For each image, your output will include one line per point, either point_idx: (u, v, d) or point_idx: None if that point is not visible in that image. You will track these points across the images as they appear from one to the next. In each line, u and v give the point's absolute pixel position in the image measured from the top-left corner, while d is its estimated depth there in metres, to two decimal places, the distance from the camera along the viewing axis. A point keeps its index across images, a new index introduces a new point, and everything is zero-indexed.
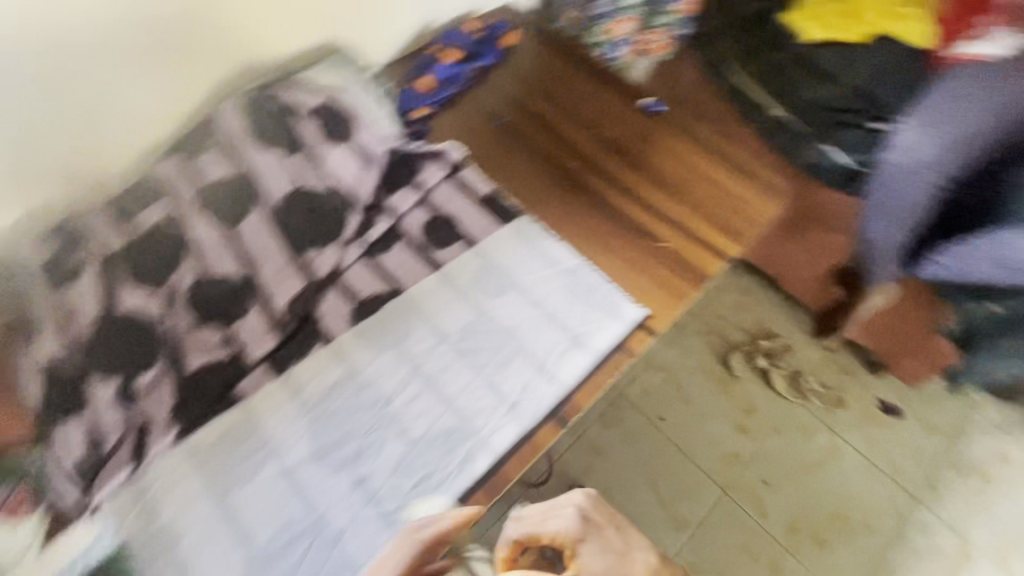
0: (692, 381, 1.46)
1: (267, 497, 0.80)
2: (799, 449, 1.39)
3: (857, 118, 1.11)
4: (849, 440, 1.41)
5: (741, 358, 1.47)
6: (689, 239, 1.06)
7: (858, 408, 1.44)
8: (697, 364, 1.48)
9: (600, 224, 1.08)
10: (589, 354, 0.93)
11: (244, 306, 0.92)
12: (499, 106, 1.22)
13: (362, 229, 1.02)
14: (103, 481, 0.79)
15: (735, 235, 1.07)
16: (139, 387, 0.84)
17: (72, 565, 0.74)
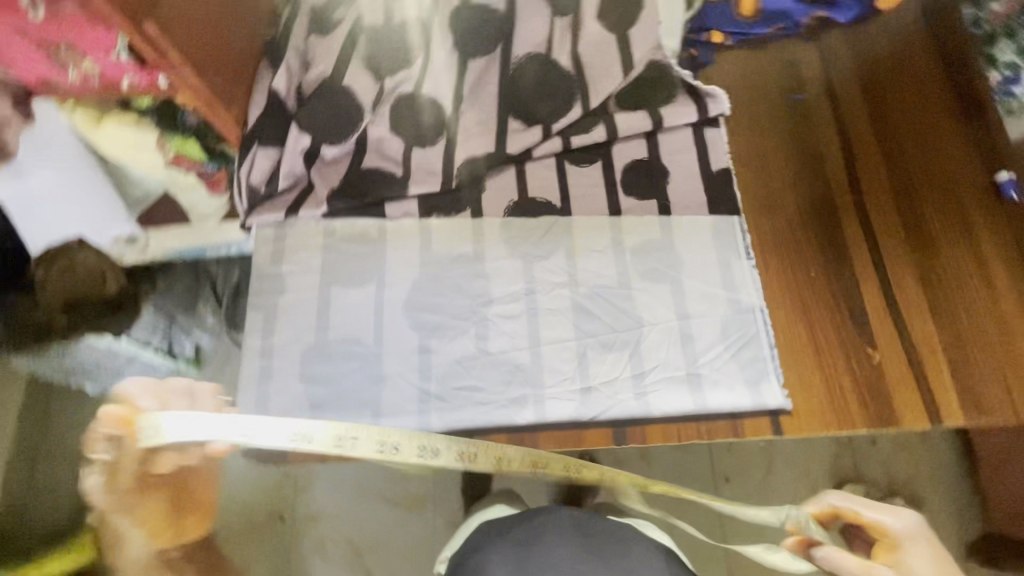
0: (786, 480, 1.20)
1: (355, 309, 0.86)
2: None
3: None
4: None
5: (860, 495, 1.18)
6: (907, 370, 0.80)
7: None
8: (805, 467, 1.21)
9: (817, 282, 0.85)
10: (692, 401, 0.80)
11: (432, 139, 0.93)
12: (806, 76, 0.96)
13: (574, 130, 0.93)
14: (263, 209, 0.91)
15: (972, 406, 0.78)
16: (322, 156, 0.91)
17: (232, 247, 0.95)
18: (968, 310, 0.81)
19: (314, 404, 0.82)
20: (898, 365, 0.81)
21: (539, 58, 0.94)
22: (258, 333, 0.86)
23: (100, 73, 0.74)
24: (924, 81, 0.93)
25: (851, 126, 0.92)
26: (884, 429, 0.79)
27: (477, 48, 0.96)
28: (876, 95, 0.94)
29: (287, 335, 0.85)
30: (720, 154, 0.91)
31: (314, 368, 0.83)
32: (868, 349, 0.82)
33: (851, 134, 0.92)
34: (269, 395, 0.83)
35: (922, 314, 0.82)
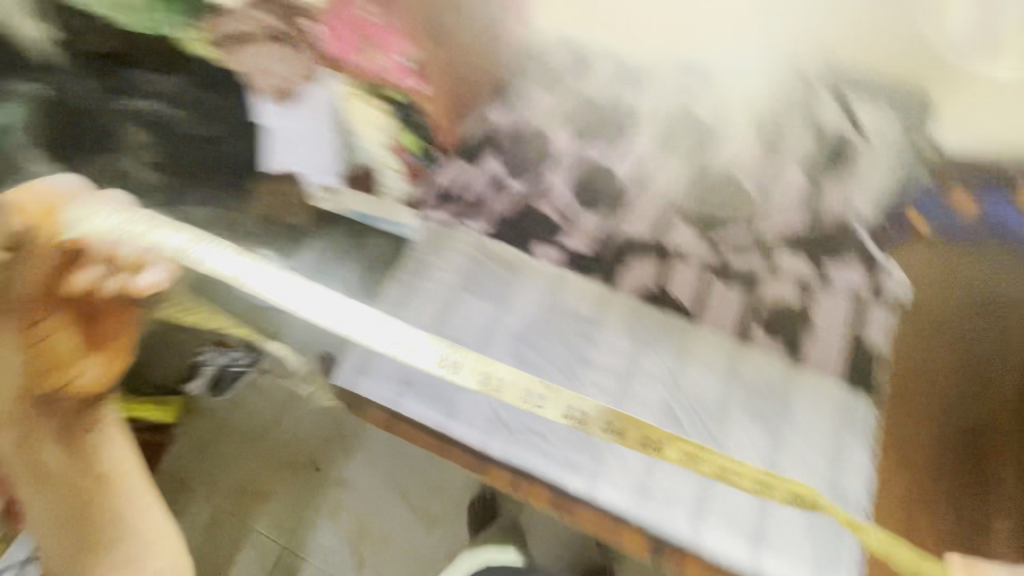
0: None
1: (474, 322, 0.97)
2: None
3: None
4: None
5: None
6: None
7: None
8: None
9: (940, 492, 0.89)
10: (748, 556, 0.84)
11: (595, 207, 0.97)
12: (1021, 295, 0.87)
13: (733, 252, 0.94)
14: (438, 209, 1.06)
15: None
16: (500, 185, 1.01)
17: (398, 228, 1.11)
18: None
19: (405, 380, 0.94)
20: None
21: None
22: (388, 303, 1.00)
23: (378, 71, 0.89)
24: None
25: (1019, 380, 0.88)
26: None
27: None
28: None
29: (411, 315, 0.99)
30: (878, 332, 0.94)
31: None
32: None
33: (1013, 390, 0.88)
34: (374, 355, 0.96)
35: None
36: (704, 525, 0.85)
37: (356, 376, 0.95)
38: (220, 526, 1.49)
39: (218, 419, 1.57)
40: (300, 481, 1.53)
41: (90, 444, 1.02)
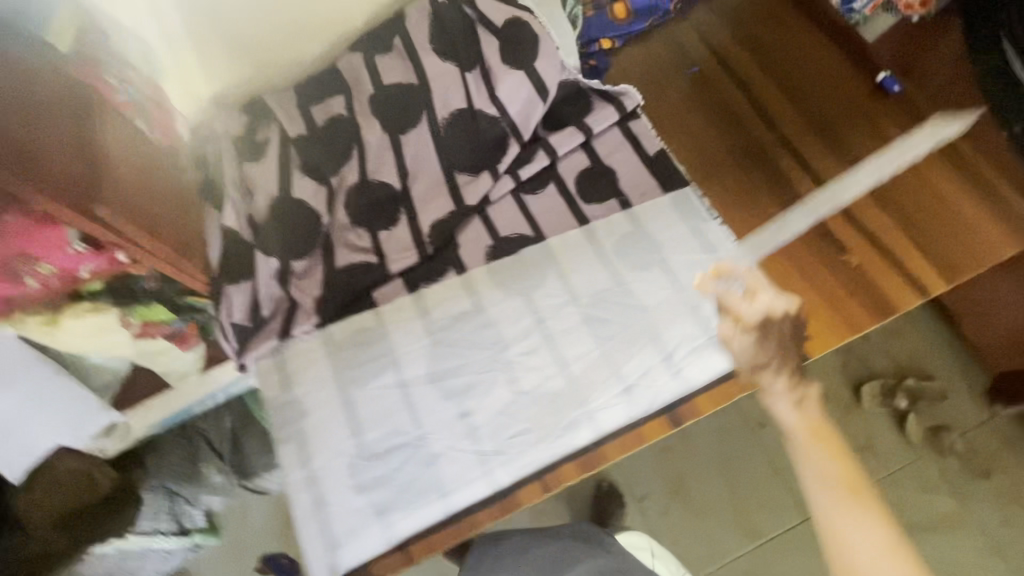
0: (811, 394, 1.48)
1: (384, 403, 0.85)
2: (891, 453, 1.45)
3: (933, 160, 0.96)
4: (967, 499, 1.40)
5: (878, 389, 1.48)
6: (872, 246, 0.91)
7: (997, 477, 1.42)
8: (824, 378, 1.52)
9: (766, 201, 0.96)
10: (724, 360, 0.84)
11: (395, 216, 0.96)
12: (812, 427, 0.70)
13: (522, 160, 1.00)
14: (256, 343, 0.89)
15: (931, 258, 0.89)
16: (296, 269, 0.92)
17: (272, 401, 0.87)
18: (907, 194, 0.94)
19: (380, 509, 0.79)
20: (873, 255, 0.90)
21: (465, 113, 0.98)
22: (298, 466, 0.82)
23: (56, 273, 0.71)
24: (787, 23, 1.10)
25: (748, 83, 1.05)
26: (891, 320, 0.87)
27: (404, 123, 0.97)
28: (755, 49, 1.08)
29: (326, 454, 0.83)
30: (650, 139, 1.01)
31: (364, 475, 0.81)
32: (846, 256, 0.90)
33: (749, 90, 1.05)
34: (330, 518, 0.79)
35: (871, 214, 0.93)
36: (683, 369, 0.84)
37: (334, 554, 0.77)
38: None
39: None
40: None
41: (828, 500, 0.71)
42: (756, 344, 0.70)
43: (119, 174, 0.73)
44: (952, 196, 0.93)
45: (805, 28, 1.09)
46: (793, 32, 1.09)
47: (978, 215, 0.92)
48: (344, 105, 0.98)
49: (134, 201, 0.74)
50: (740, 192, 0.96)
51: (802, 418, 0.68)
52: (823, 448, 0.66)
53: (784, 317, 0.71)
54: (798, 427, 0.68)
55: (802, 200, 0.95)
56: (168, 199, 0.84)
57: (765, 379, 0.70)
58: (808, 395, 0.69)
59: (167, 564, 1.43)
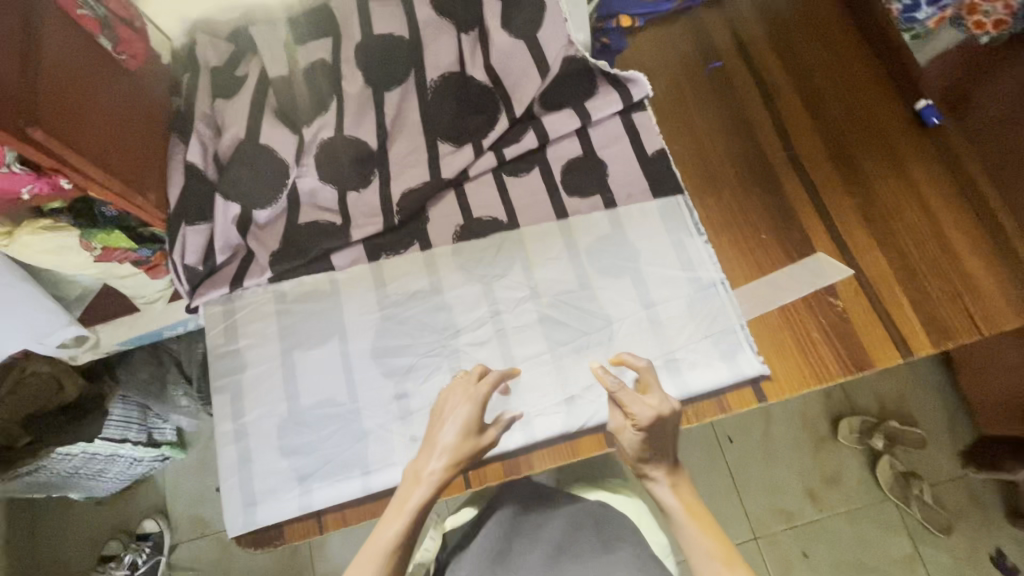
0: (784, 416, 1.47)
1: (324, 370, 0.84)
2: (857, 489, 1.42)
3: (955, 207, 0.88)
4: (926, 552, 1.36)
5: (858, 425, 1.43)
6: (862, 292, 0.84)
7: (965, 539, 1.36)
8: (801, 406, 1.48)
9: (759, 222, 0.89)
10: (675, 387, 0.80)
11: (367, 179, 0.92)
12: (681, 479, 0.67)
13: (509, 137, 0.93)
14: (207, 288, 0.87)
15: (924, 314, 0.83)
16: (256, 219, 0.89)
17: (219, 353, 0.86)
18: (915, 242, 0.86)
19: (301, 475, 0.79)
20: (860, 302, 0.84)
21: (456, 78, 0.92)
22: (229, 418, 0.82)
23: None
24: (832, 29, 0.99)
25: (771, 92, 0.97)
26: (863, 374, 0.81)
27: (390, 79, 0.91)
28: (789, 56, 0.99)
29: (258, 411, 0.82)
30: (651, 136, 0.94)
31: (291, 439, 0.81)
32: (832, 298, 0.84)
33: (771, 100, 0.96)
34: (252, 477, 0.79)
35: (870, 257, 0.86)
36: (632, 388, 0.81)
37: (249, 511, 0.78)
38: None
39: None
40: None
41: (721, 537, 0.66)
42: (643, 442, 0.65)
43: (65, 96, 0.69)
44: (966, 250, 0.85)
45: (850, 39, 0.99)
46: (836, 41, 0.99)
47: (989, 275, 0.84)
48: (331, 50, 0.92)
49: (83, 129, 0.71)
50: (734, 210, 0.90)
51: (677, 498, 0.66)
52: (700, 528, 0.64)
53: (672, 413, 0.65)
54: (676, 508, 0.66)
55: (800, 228, 0.88)
56: (127, 127, 0.80)
57: (645, 466, 0.68)
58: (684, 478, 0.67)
59: (127, 474, 1.53)
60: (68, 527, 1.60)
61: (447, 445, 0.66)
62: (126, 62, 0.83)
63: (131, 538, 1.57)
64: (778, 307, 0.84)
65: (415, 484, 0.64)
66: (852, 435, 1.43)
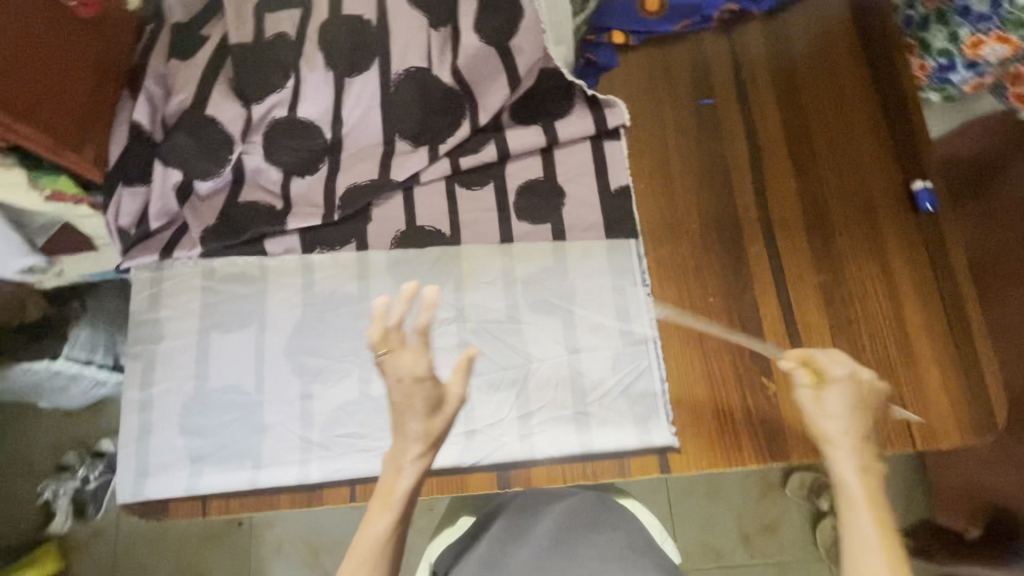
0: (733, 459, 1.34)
1: (238, 356, 0.83)
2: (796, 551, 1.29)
3: (927, 302, 0.81)
4: None
5: (809, 482, 1.30)
6: None
7: None
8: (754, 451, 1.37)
9: (710, 283, 0.84)
10: (578, 441, 0.78)
11: (315, 166, 0.88)
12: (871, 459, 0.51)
13: (469, 146, 0.88)
14: (138, 253, 0.87)
15: None
16: (197, 190, 0.87)
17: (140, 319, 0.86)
18: (871, 334, 0.80)
19: (195, 456, 0.80)
20: (795, 388, 0.79)
21: (421, 74, 0.86)
22: (138, 387, 0.83)
23: None
24: (845, 81, 0.90)
25: (761, 140, 0.89)
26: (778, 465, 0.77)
27: (353, 65, 0.87)
28: (791, 101, 0.90)
29: (166, 385, 0.83)
30: (618, 170, 0.87)
31: (194, 419, 0.81)
32: (765, 380, 0.80)
33: (758, 149, 0.89)
34: (149, 450, 0.80)
35: (816, 342, 0.81)
36: (535, 434, 0.78)
37: (139, 482, 0.79)
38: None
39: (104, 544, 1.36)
40: (220, 536, 1.35)
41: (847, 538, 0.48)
42: (847, 404, 0.53)
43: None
44: (925, 351, 0.79)
45: (862, 94, 0.89)
46: (846, 95, 0.90)
47: (941, 383, 0.78)
48: (297, 24, 0.88)
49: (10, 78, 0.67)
50: (687, 265, 0.84)
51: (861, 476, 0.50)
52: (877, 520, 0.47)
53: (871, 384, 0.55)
54: (858, 492, 0.49)
55: (752, 297, 0.83)
56: (66, 75, 0.75)
57: (834, 429, 0.52)
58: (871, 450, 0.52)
59: (90, 394, 1.38)
60: (35, 424, 1.43)
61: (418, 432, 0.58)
62: (76, 8, 0.75)
63: (87, 453, 1.38)
64: (705, 376, 0.80)
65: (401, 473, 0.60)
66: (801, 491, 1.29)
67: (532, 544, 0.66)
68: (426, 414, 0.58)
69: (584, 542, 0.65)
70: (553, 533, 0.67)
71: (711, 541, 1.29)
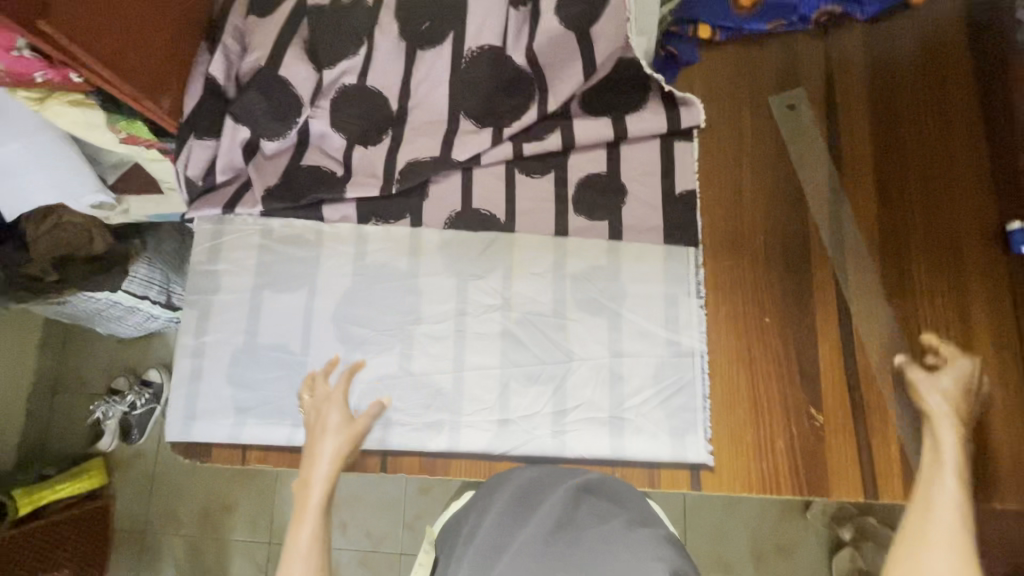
0: None
1: (286, 317, 0.86)
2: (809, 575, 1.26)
3: (1005, 353, 0.76)
4: None
5: (834, 510, 1.26)
6: (847, 413, 0.76)
7: None
8: None
9: (768, 303, 0.81)
10: (610, 445, 0.77)
11: (379, 137, 0.88)
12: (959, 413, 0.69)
13: (534, 133, 0.86)
14: (203, 205, 0.89)
15: (908, 460, 0.74)
16: (263, 149, 0.88)
17: (200, 269, 0.89)
18: None
19: (239, 407, 0.83)
20: (843, 423, 0.76)
21: (494, 53, 0.84)
22: (192, 334, 0.87)
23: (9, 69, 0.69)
24: (950, 103, 0.83)
25: (846, 159, 0.83)
26: (815, 500, 0.75)
27: (428, 39, 0.86)
28: (886, 120, 0.83)
29: (218, 336, 0.86)
30: (686, 173, 0.84)
31: (241, 373, 0.84)
32: (813, 411, 0.77)
33: (841, 168, 0.83)
34: (197, 396, 0.84)
35: (872, 379, 0.77)
36: (567, 432, 0.78)
37: (186, 424, 0.84)
38: (202, 550, 1.41)
39: (145, 467, 1.46)
40: (249, 474, 1.42)
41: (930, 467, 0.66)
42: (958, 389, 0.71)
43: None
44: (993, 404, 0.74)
45: (968, 120, 0.82)
46: (949, 118, 0.82)
47: (1006, 441, 0.74)
48: None
49: (103, 24, 0.69)
50: (746, 281, 0.81)
51: (950, 399, 0.69)
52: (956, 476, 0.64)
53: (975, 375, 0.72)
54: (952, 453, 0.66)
55: (811, 324, 0.80)
56: (153, 29, 0.77)
57: (936, 395, 0.70)
58: (965, 395, 0.70)
59: (144, 325, 1.45)
60: (92, 346, 1.52)
61: (330, 445, 0.73)
62: None
63: (136, 380, 1.47)
64: (748, 398, 0.78)
65: (309, 486, 0.70)
66: (823, 517, 1.26)
67: (534, 530, 0.63)
68: (337, 431, 0.74)
69: (582, 532, 0.63)
70: (557, 515, 0.65)
71: (723, 553, 1.28)
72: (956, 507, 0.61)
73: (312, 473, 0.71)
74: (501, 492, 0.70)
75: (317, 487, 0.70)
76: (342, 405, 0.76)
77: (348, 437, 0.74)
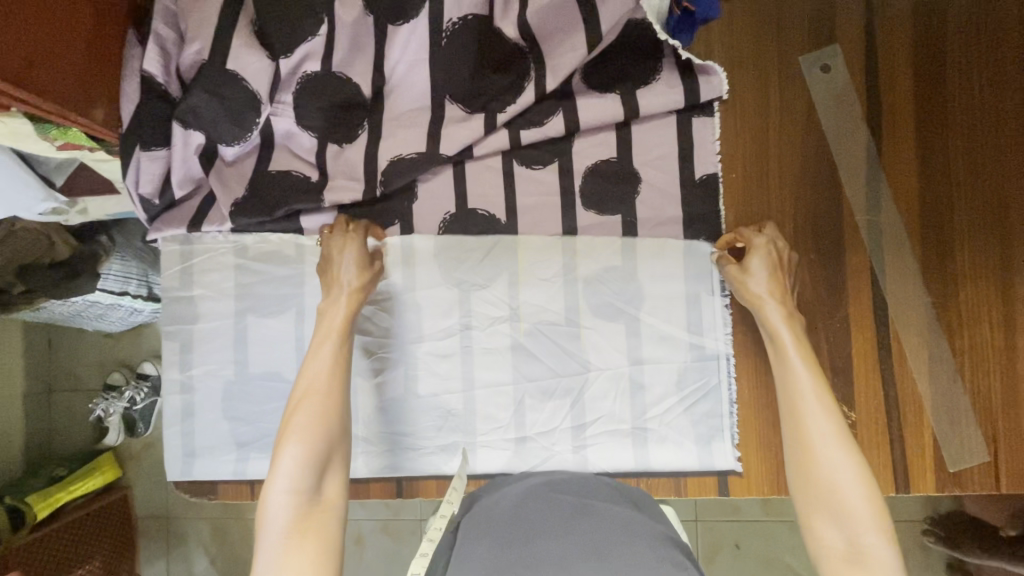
0: None
1: (276, 342, 0.79)
2: None
3: None
4: None
5: None
6: (879, 409, 0.73)
7: None
8: None
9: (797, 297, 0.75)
10: (634, 457, 0.74)
11: (354, 131, 0.76)
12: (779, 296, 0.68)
13: (533, 116, 0.75)
14: (164, 225, 0.79)
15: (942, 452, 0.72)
16: (223, 156, 0.77)
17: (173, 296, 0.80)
18: (974, 365, 0.71)
19: (240, 441, 0.79)
20: (875, 418, 0.73)
21: (480, 24, 0.72)
22: (176, 367, 0.80)
23: None
24: (1006, 49, 0.71)
25: (885, 125, 0.74)
26: None
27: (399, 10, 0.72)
28: (931, 76, 0.73)
29: (206, 367, 0.80)
30: (706, 153, 0.74)
31: (235, 404, 0.79)
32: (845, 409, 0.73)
33: (878, 138, 0.74)
34: (194, 431, 0.79)
35: (905, 371, 0.73)
36: (589, 446, 0.75)
37: (187, 462, 0.80)
38: (226, 532, 1.41)
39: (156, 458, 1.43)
40: None
41: (788, 387, 0.66)
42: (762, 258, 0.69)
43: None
44: None
45: None
46: (1003, 68, 0.71)
47: None
48: None
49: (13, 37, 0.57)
50: None
51: (770, 279, 0.68)
52: (815, 390, 0.64)
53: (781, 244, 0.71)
54: (795, 353, 0.66)
55: (842, 316, 0.74)
56: (62, 23, 0.62)
57: (754, 278, 0.69)
58: (782, 262, 0.70)
59: (130, 318, 1.35)
60: (76, 347, 1.44)
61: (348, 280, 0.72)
62: None
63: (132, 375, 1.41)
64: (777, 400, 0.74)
65: (328, 322, 0.70)
66: None
67: (548, 513, 0.56)
68: (355, 268, 0.72)
69: (600, 517, 0.55)
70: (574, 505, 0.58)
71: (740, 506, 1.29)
72: (824, 431, 0.63)
73: (332, 307, 0.71)
74: (504, 494, 0.62)
75: (338, 312, 0.70)
76: (360, 248, 0.72)
77: (366, 278, 0.72)
